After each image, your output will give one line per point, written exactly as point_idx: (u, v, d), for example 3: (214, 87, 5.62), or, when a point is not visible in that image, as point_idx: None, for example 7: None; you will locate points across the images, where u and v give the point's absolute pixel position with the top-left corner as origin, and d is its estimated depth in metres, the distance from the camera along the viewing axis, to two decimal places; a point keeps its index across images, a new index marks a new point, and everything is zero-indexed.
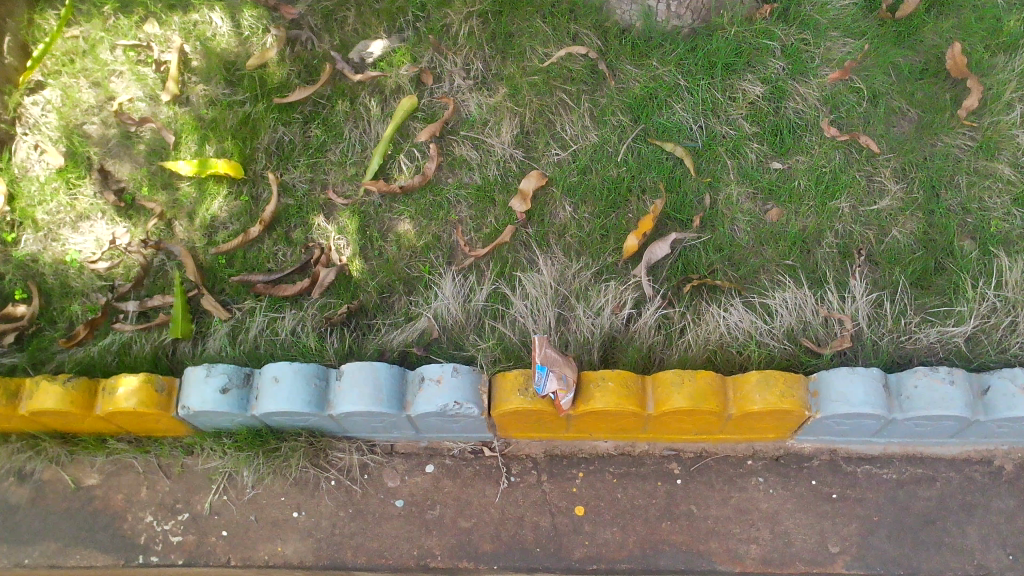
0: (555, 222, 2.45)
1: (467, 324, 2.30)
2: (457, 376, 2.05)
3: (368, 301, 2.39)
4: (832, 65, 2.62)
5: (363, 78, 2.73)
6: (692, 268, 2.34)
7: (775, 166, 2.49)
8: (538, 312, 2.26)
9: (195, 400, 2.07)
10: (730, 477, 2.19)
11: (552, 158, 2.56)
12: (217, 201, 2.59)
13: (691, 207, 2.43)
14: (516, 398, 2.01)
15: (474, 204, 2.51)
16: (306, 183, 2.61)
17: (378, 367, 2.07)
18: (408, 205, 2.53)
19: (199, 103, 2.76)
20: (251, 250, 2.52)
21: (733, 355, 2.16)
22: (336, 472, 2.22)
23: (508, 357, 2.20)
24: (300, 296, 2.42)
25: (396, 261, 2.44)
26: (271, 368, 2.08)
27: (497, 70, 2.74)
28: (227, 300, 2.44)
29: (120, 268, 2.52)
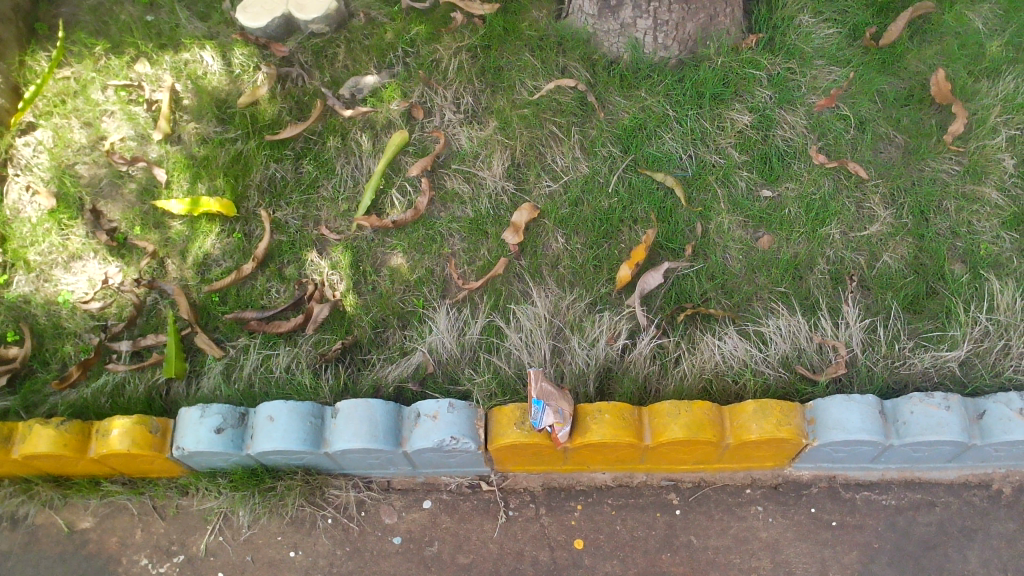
0: (547, 254, 2.46)
1: (462, 357, 2.29)
2: (453, 411, 2.04)
3: (363, 336, 2.38)
4: (819, 93, 2.65)
5: (354, 113, 2.75)
6: (685, 297, 2.35)
7: (765, 193, 2.51)
8: (533, 344, 2.25)
9: (190, 440, 2.05)
10: (729, 506, 2.18)
11: (543, 190, 2.57)
12: (210, 238, 2.59)
13: (683, 236, 2.45)
14: (512, 431, 2.00)
15: (467, 237, 2.52)
16: (299, 219, 2.62)
17: (373, 404, 2.06)
18: (401, 239, 2.54)
19: (190, 141, 2.77)
20: (244, 287, 2.51)
21: (728, 383, 2.16)
22: (333, 510, 2.21)
23: (504, 391, 2.20)
24: (293, 332, 2.41)
25: (390, 296, 2.44)
26: (266, 407, 2.07)
27: (487, 103, 2.75)
28: (221, 338, 2.43)
29: (113, 307, 2.51)
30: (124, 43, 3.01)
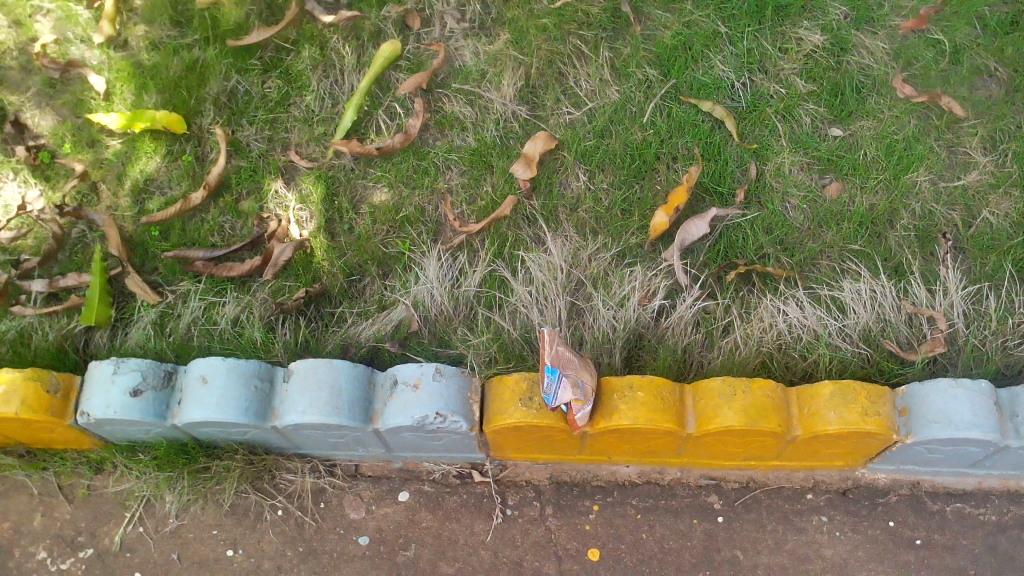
0: (566, 194, 2.01)
1: (455, 316, 1.80)
2: (440, 380, 1.57)
3: (333, 285, 1.92)
4: (903, 14, 2.17)
5: (337, 19, 2.25)
6: (736, 252, 1.89)
7: (834, 132, 2.05)
8: (545, 302, 1.77)
9: (98, 405, 1.57)
10: (785, 515, 1.74)
11: (563, 118, 2.10)
12: (154, 161, 2.13)
13: (733, 178, 2.00)
14: (516, 410, 1.54)
15: (468, 170, 2.07)
16: (264, 142, 2.15)
17: (338, 365, 1.58)
18: (387, 170, 2.09)
19: (138, 46, 2.30)
20: (191, 221, 2.06)
21: (794, 360, 1.69)
22: (284, 499, 1.75)
23: (507, 356, 1.71)
24: (248, 278, 1.95)
25: (370, 237, 1.98)
26: (198, 365, 1.59)
27: (498, 13, 2.27)
28: (159, 282, 1.98)
29: (29, 239, 2.05)
30: None
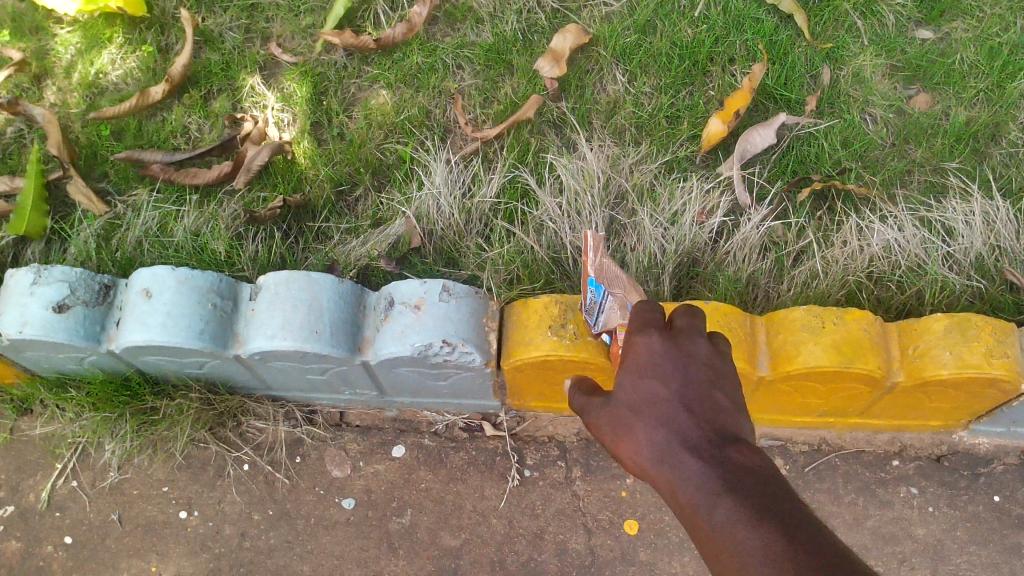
0: (600, 98, 1.67)
1: (466, 232, 1.47)
2: (449, 301, 1.23)
3: (317, 197, 1.58)
4: None
5: None
6: (808, 167, 1.56)
7: (922, 35, 1.73)
8: (579, 215, 1.45)
9: (13, 322, 1.24)
10: (866, 486, 1.42)
11: (598, 11, 1.76)
12: (108, 51, 1.79)
13: (802, 81, 1.66)
14: (545, 340, 1.22)
15: (483, 69, 1.73)
16: (240, 31, 1.81)
17: (318, 278, 1.24)
18: (386, 67, 1.75)
19: None
20: (150, 121, 1.72)
21: (892, 290, 1.37)
22: (252, 451, 1.42)
23: (532, 276, 1.38)
24: (215, 186, 1.62)
25: (364, 144, 1.64)
26: (142, 276, 1.26)
27: None
28: (108, 190, 1.64)
29: None
30: None
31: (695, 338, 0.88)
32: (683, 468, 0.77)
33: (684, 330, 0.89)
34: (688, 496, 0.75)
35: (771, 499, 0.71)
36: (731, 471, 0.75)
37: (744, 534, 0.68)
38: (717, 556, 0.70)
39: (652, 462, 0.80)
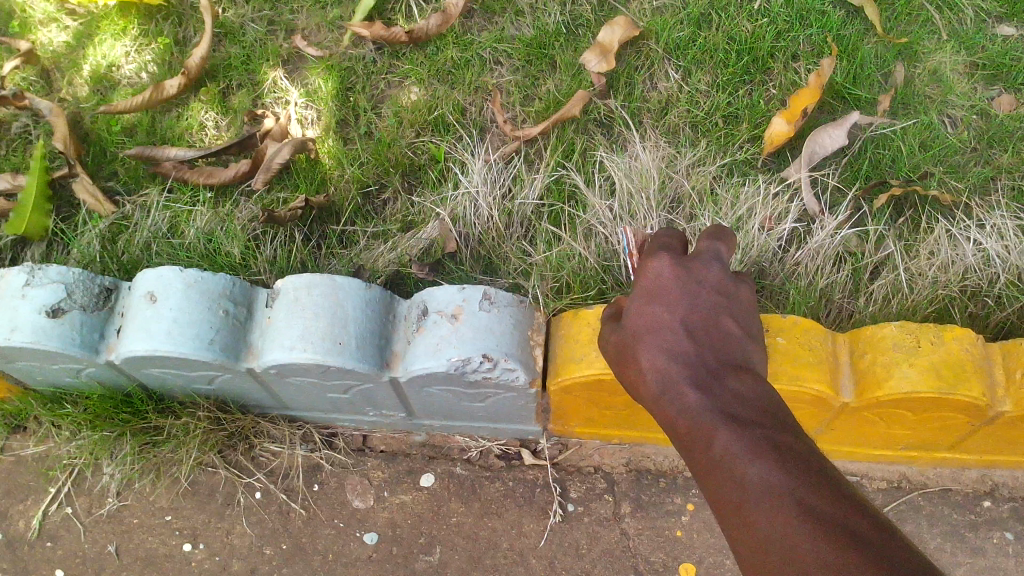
0: (652, 95, 1.53)
1: (506, 238, 1.34)
2: (489, 311, 1.09)
3: (343, 199, 1.45)
4: None
5: None
6: (885, 170, 1.41)
7: (1004, 31, 1.58)
8: (632, 220, 1.32)
9: (1, 327, 1.11)
10: (955, 530, 1.25)
11: (649, 3, 1.62)
12: (122, 43, 1.67)
13: (873, 80, 1.52)
14: (599, 356, 1.07)
15: (523, 65, 1.59)
16: (263, 24, 1.68)
17: (344, 283, 1.10)
18: (418, 61, 1.62)
19: None
20: (165, 117, 1.60)
21: (990, 311, 1.23)
22: (264, 477, 1.28)
23: (583, 286, 1.24)
24: (232, 186, 1.49)
25: (395, 141, 1.51)
26: (146, 278, 1.12)
27: None
28: (117, 191, 1.52)
29: None
30: None
31: (706, 263, 0.94)
32: (684, 396, 0.84)
33: (696, 256, 0.95)
34: (686, 425, 0.82)
35: (766, 428, 0.78)
36: (730, 405, 0.81)
37: (741, 462, 0.74)
38: (712, 479, 0.76)
39: (655, 392, 0.87)
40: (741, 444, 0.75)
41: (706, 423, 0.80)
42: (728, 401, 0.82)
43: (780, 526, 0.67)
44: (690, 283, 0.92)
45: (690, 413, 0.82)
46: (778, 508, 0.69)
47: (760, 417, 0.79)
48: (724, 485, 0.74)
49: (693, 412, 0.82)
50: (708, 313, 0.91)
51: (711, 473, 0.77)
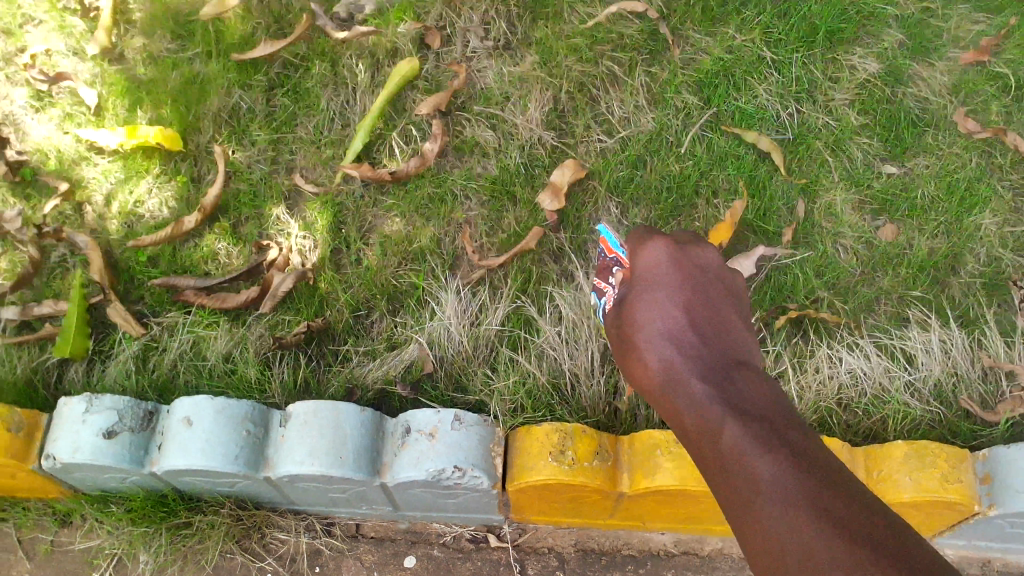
0: (596, 228, 1.84)
1: (473, 358, 1.64)
2: (459, 429, 1.37)
3: (337, 321, 1.75)
4: (962, 46, 1.96)
5: (348, 34, 2.05)
6: (788, 295, 1.71)
7: (888, 169, 1.87)
8: (576, 344, 1.62)
9: (65, 447, 1.37)
10: None
11: (595, 146, 1.92)
12: (145, 181, 1.96)
13: (778, 216, 1.83)
14: (546, 465, 1.35)
15: (487, 200, 1.89)
16: (267, 163, 1.98)
17: (342, 407, 1.38)
18: (399, 197, 1.91)
19: (135, 59, 2.13)
20: (184, 247, 1.88)
21: (859, 417, 1.55)
22: (275, 561, 1.54)
23: (535, 404, 1.53)
24: (243, 310, 1.77)
25: (380, 270, 1.80)
26: (182, 405, 1.39)
27: (525, 34, 2.04)
28: (145, 313, 1.80)
29: (5, 263, 1.88)
30: None
31: (690, 256, 1.40)
32: (690, 391, 1.16)
33: (684, 251, 1.40)
34: (695, 419, 1.12)
35: (760, 419, 1.07)
36: (730, 405, 1.11)
37: (748, 458, 1.00)
38: (719, 464, 1.04)
39: (663, 381, 1.22)
40: (748, 443, 1.02)
41: (716, 425, 1.07)
42: (727, 401, 1.12)
43: (786, 519, 0.91)
44: (680, 270, 1.37)
45: (698, 410, 1.12)
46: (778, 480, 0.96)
47: (756, 416, 1.08)
48: (735, 477, 1.00)
49: (704, 412, 1.11)
50: (693, 301, 1.33)
51: (723, 466, 1.03)
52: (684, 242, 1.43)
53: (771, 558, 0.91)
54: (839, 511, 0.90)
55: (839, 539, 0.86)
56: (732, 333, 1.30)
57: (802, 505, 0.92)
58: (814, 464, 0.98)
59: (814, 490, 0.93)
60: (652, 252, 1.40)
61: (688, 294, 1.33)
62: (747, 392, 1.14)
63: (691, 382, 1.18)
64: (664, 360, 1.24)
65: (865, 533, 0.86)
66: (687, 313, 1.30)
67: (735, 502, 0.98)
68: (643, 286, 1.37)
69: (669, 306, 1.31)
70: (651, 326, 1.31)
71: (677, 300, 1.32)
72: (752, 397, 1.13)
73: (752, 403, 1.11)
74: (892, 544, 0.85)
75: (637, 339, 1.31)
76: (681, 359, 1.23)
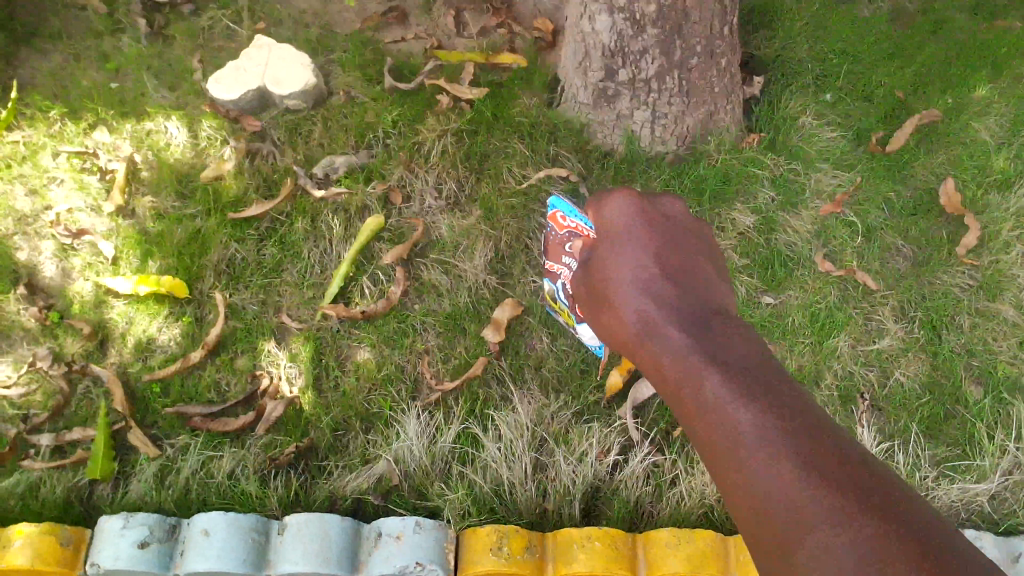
0: (531, 355, 2.27)
1: (432, 470, 2.03)
2: (420, 532, 1.76)
3: (320, 440, 2.14)
4: (823, 198, 2.44)
5: (326, 194, 2.48)
6: None
7: (766, 300, 2.31)
8: (514, 457, 2.03)
9: (107, 556, 1.73)
10: None
11: (529, 286, 2.38)
12: (156, 321, 2.35)
13: None
14: (488, 559, 1.73)
15: (442, 332, 2.30)
16: (258, 304, 2.37)
17: (329, 518, 1.77)
18: (370, 331, 2.31)
19: (145, 216, 2.52)
20: (190, 378, 2.26)
21: None
22: None
23: (479, 509, 1.96)
24: (242, 432, 2.16)
25: (354, 395, 2.20)
26: (201, 519, 1.77)
27: (471, 192, 2.53)
28: (159, 436, 2.17)
29: (37, 395, 2.23)
30: (83, 107, 2.73)
31: (654, 208, 1.51)
32: (666, 339, 1.29)
33: (649, 206, 1.50)
34: (672, 367, 1.25)
35: (738, 370, 1.18)
36: (702, 352, 1.23)
37: (728, 409, 1.12)
38: (701, 415, 1.16)
39: (642, 330, 1.34)
40: (726, 394, 1.14)
41: (699, 377, 1.19)
42: (704, 348, 1.24)
43: (773, 471, 1.03)
44: (646, 223, 1.47)
45: (680, 362, 1.24)
46: (761, 432, 1.07)
47: (733, 367, 1.19)
48: (718, 425, 1.12)
49: (683, 363, 1.23)
50: (665, 250, 1.44)
51: (706, 415, 1.15)
52: (650, 199, 1.52)
53: (754, 501, 1.03)
54: (821, 460, 1.02)
55: (823, 489, 0.98)
56: (703, 282, 1.40)
57: (786, 454, 1.04)
58: (793, 412, 1.10)
59: (795, 439, 1.06)
60: (618, 205, 1.49)
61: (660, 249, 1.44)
62: (720, 335, 1.27)
63: (666, 327, 1.31)
64: (640, 312, 1.35)
65: (846, 481, 1.00)
66: (657, 261, 1.41)
67: (718, 445, 1.11)
68: (614, 241, 1.47)
69: (643, 258, 1.42)
70: (626, 278, 1.41)
71: (650, 252, 1.42)
72: (725, 341, 1.26)
73: (726, 349, 1.24)
74: (873, 493, 0.99)
75: (614, 292, 1.41)
76: (656, 309, 1.34)
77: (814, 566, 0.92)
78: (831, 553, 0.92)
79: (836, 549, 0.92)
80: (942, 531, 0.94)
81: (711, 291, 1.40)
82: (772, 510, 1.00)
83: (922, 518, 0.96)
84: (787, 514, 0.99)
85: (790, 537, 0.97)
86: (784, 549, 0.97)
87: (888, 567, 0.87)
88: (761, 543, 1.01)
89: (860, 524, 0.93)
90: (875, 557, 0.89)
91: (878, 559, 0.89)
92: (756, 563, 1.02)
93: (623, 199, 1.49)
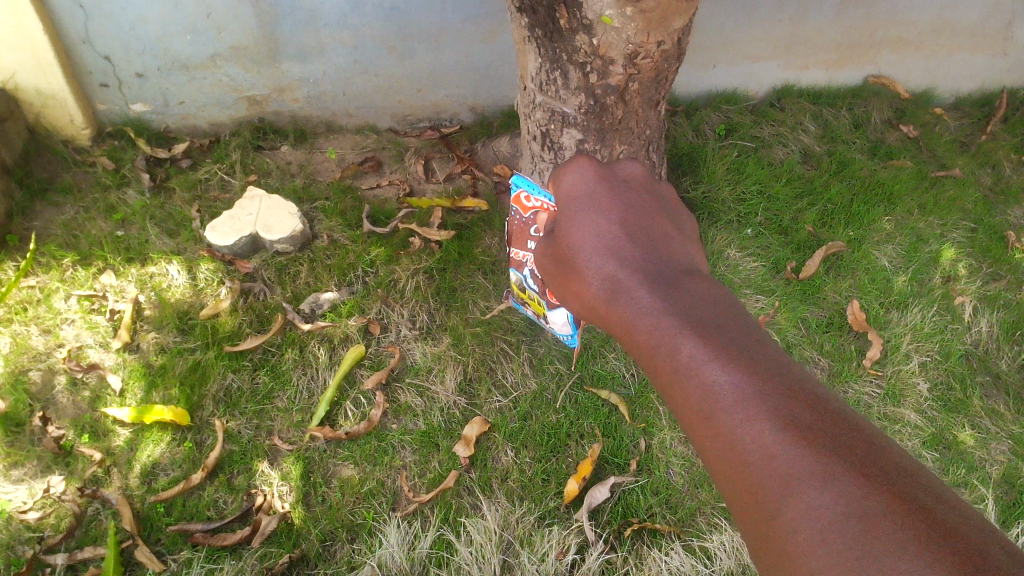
0: (497, 467, 2.55)
1: (411, 572, 2.33)
2: None
3: (310, 549, 2.39)
4: None
5: (313, 327, 2.79)
6: (631, 511, 2.48)
7: None
8: (482, 559, 2.36)
9: None
10: None
11: (494, 405, 2.68)
12: (160, 446, 2.60)
13: (626, 451, 2.59)
14: None
15: (418, 448, 2.59)
16: (252, 429, 2.65)
17: None
18: (353, 450, 2.59)
19: (148, 349, 2.80)
20: (191, 497, 2.50)
21: None
22: None
23: None
24: (239, 545, 2.40)
25: (340, 508, 2.47)
26: None
27: (441, 321, 2.88)
28: (162, 551, 2.40)
29: (51, 517, 2.46)
30: (92, 254, 3.04)
31: (608, 171, 1.65)
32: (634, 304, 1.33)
33: (604, 170, 1.64)
34: (644, 330, 1.27)
35: (709, 327, 1.21)
36: (676, 314, 1.25)
37: (703, 370, 1.13)
38: (676, 377, 1.17)
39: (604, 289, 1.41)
40: (701, 355, 1.14)
41: (672, 338, 1.20)
42: (679, 314, 1.25)
43: (753, 432, 1.04)
44: (602, 178, 1.62)
45: (650, 324, 1.26)
46: (735, 391, 1.09)
47: (705, 329, 1.21)
48: (693, 387, 1.13)
49: (654, 329, 1.25)
50: (624, 214, 1.54)
51: (679, 378, 1.16)
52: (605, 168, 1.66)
53: (736, 465, 1.05)
54: (804, 420, 1.03)
55: (805, 449, 0.99)
56: (665, 243, 1.51)
57: (765, 417, 1.04)
58: (767, 368, 1.12)
59: (774, 398, 1.06)
60: (577, 177, 1.62)
61: (620, 215, 1.54)
62: (690, 296, 1.29)
63: (635, 291, 1.35)
64: (605, 278, 1.42)
65: (824, 433, 1.01)
66: (619, 225, 1.51)
67: (698, 410, 1.13)
68: (574, 207, 1.57)
69: (598, 220, 1.52)
70: (589, 248, 1.49)
71: (604, 222, 1.52)
72: (694, 301, 1.28)
73: (698, 311, 1.26)
74: (855, 447, 0.99)
75: (581, 258, 1.49)
76: (619, 270, 1.41)
77: (799, 530, 0.95)
78: (814, 517, 0.94)
79: (817, 509, 0.94)
80: (922, 479, 0.96)
81: (673, 249, 1.51)
82: (754, 473, 1.02)
83: (901, 470, 0.97)
84: (768, 474, 1.01)
85: (773, 496, 0.99)
86: (768, 511, 0.99)
87: (870, 528, 0.88)
88: (744, 506, 1.04)
89: (839, 481, 0.95)
90: (862, 522, 0.89)
91: (857, 515, 0.90)
92: (744, 531, 1.04)
93: (579, 164, 1.63)
